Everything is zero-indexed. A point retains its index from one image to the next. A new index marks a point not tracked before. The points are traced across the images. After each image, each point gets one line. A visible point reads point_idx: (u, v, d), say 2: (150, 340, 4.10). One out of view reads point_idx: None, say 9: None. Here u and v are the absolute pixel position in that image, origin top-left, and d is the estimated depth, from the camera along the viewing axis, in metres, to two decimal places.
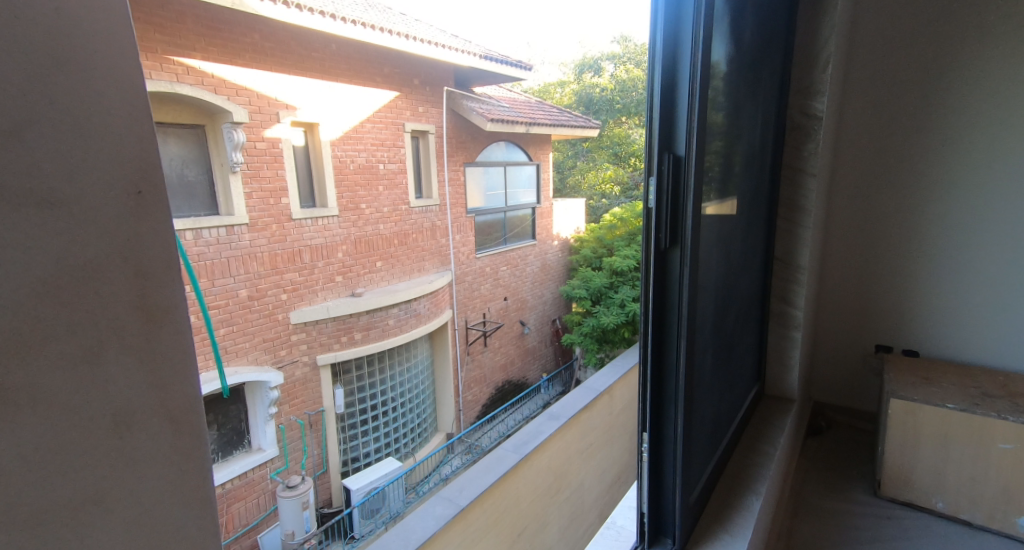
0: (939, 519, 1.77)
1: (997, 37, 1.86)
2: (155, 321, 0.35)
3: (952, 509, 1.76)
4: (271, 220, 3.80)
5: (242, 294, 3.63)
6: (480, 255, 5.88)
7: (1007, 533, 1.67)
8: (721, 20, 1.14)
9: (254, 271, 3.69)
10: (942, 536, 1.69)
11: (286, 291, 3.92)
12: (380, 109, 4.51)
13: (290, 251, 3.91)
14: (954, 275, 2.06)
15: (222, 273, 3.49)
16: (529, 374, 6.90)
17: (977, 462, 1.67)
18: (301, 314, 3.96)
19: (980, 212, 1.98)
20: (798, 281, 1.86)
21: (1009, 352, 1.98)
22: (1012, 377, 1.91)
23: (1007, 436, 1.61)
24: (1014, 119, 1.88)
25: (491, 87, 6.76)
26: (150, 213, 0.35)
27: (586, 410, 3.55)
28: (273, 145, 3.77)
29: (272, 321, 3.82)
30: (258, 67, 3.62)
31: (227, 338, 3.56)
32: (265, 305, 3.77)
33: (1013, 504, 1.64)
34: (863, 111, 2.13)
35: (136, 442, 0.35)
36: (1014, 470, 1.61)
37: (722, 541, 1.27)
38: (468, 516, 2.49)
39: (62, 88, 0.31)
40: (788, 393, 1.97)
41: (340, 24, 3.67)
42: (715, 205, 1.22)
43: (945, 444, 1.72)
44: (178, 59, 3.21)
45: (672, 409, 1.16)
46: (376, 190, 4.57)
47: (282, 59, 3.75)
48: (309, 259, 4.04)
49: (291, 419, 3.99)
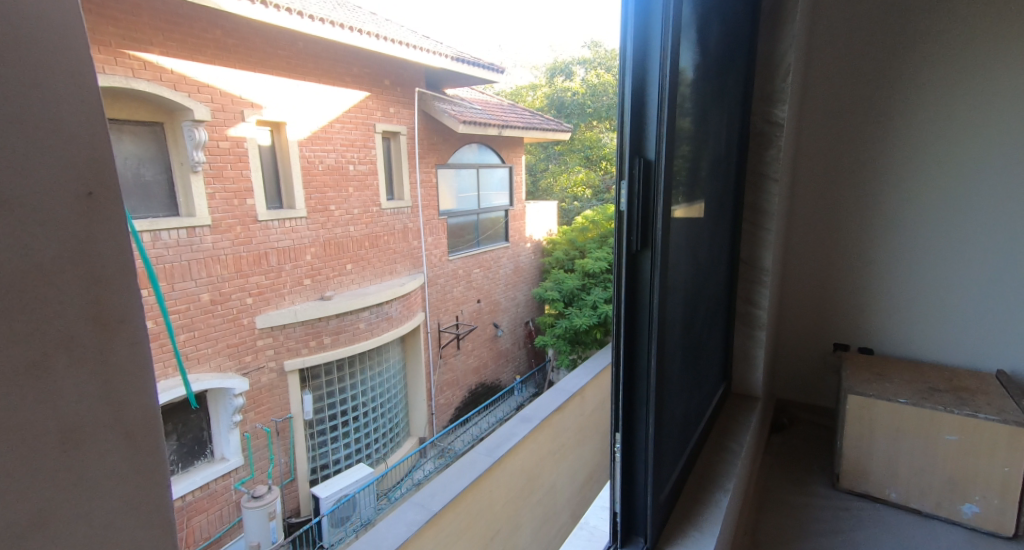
0: (893, 509, 1.85)
1: (946, 50, 1.96)
2: (110, 330, 0.33)
3: (904, 499, 1.84)
4: (235, 222, 3.69)
5: (204, 298, 3.51)
6: (453, 257, 5.85)
7: (953, 520, 1.76)
8: (688, 28, 1.17)
9: (217, 274, 3.58)
10: (895, 525, 1.76)
11: (252, 295, 3.83)
12: (350, 109, 4.45)
13: (255, 254, 3.82)
14: (909, 276, 2.15)
15: (182, 277, 3.36)
16: (502, 376, 6.88)
17: (925, 453, 1.76)
18: (267, 318, 3.87)
19: (932, 215, 2.07)
20: (762, 283, 1.91)
21: (953, 348, 2.10)
22: (956, 371, 2.01)
23: (951, 427, 1.70)
24: (961, 127, 1.98)
25: (462, 89, 6.75)
26: (104, 215, 0.33)
27: (559, 410, 3.56)
28: (237, 145, 3.67)
29: (236, 326, 3.71)
30: (220, 64, 3.53)
31: (188, 344, 3.41)
32: (228, 309, 3.66)
33: (958, 492, 1.73)
34: (822, 119, 2.21)
35: (86, 458, 0.33)
36: (959, 459, 1.70)
37: (692, 538, 1.29)
38: (440, 521, 2.47)
39: (9, 80, 0.28)
40: (753, 391, 2.02)
41: (309, 22, 3.60)
42: (683, 208, 1.25)
43: (897, 437, 1.80)
44: (134, 53, 3.10)
45: (643, 409, 1.17)
46: (346, 191, 4.50)
47: (245, 57, 3.66)
48: (275, 262, 3.95)
49: (257, 426, 3.88)
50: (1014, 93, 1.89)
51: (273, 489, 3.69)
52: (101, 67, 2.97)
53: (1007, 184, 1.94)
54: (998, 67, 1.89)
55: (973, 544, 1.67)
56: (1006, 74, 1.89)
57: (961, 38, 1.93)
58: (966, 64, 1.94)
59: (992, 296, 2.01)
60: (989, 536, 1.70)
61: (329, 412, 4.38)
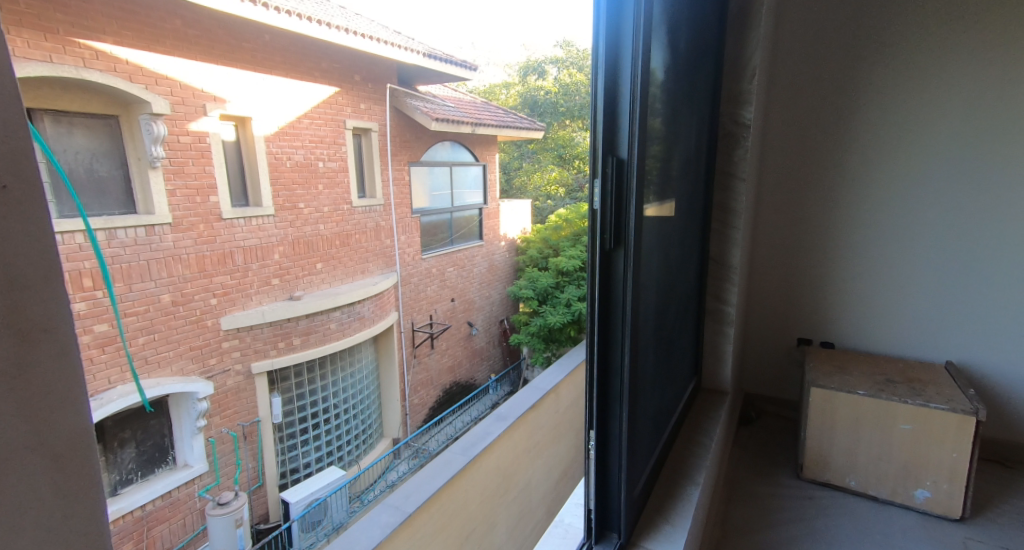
0: (853, 496, 1.91)
1: (902, 55, 2.05)
2: (31, 341, 0.29)
3: (863, 486, 1.91)
4: (198, 220, 3.57)
5: (165, 299, 3.37)
6: (426, 256, 5.81)
7: (908, 505, 1.84)
8: (658, 28, 1.18)
9: (178, 274, 3.44)
10: (855, 513, 1.83)
11: (216, 296, 3.71)
12: (318, 105, 4.38)
13: (219, 253, 3.71)
14: (869, 272, 2.23)
15: (140, 277, 3.21)
16: (477, 375, 6.86)
17: (882, 441, 1.83)
18: (233, 320, 3.76)
19: (891, 212, 2.16)
20: (730, 280, 1.94)
21: (906, 341, 2.20)
22: (911, 363, 2.10)
23: (906, 417, 1.78)
24: (917, 128, 2.07)
25: (435, 86, 6.70)
26: (17, 210, 0.28)
27: (533, 408, 3.56)
28: (199, 140, 3.56)
29: (200, 328, 3.59)
30: (180, 55, 3.40)
31: (147, 347, 3.28)
32: (191, 311, 3.52)
33: (912, 478, 1.81)
34: (786, 120, 2.27)
35: (6, 487, 0.29)
36: (913, 447, 1.78)
37: (665, 532, 1.31)
38: (415, 522, 2.45)
39: None
40: (723, 385, 2.06)
41: (276, 15, 3.49)
42: (654, 206, 1.26)
43: (857, 426, 1.86)
44: (85, 42, 2.92)
45: (618, 406, 1.18)
46: (315, 189, 4.42)
47: (207, 48, 3.56)
48: (241, 261, 3.85)
49: (223, 431, 3.77)
50: (962, 97, 1.99)
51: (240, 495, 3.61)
52: (49, 56, 2.78)
53: (959, 182, 2.04)
54: (951, 71, 1.99)
55: (926, 527, 1.75)
56: (957, 77, 1.99)
57: (916, 42, 2.02)
58: (921, 68, 2.03)
59: (946, 290, 2.11)
60: (941, 519, 1.78)
61: (299, 414, 4.29)
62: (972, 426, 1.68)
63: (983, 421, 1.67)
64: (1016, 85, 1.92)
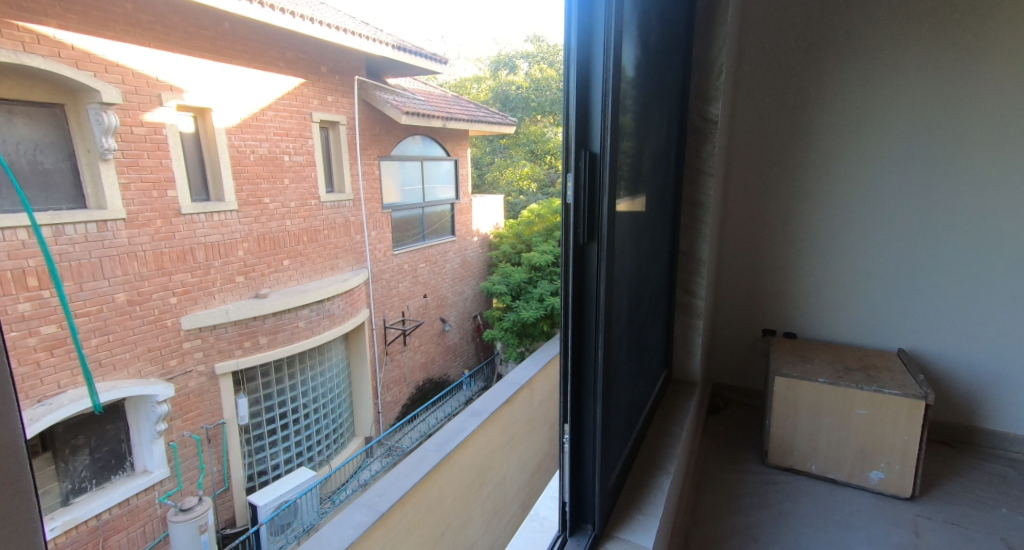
0: (814, 480, 1.98)
1: (857, 55, 2.14)
2: None
3: (823, 470, 1.98)
4: (155, 216, 3.43)
5: (119, 299, 3.20)
6: (398, 252, 5.75)
7: (863, 486, 1.92)
8: (629, 25, 1.19)
9: (134, 272, 3.26)
10: (816, 496, 1.90)
11: (176, 294, 3.62)
12: (283, 97, 4.29)
13: (178, 250, 3.58)
14: (830, 264, 2.31)
15: (92, 275, 2.95)
16: (450, 372, 6.84)
17: (840, 426, 1.91)
18: (194, 319, 3.67)
19: (851, 206, 2.25)
20: (699, 273, 1.98)
21: (860, 330, 2.30)
22: (867, 351, 2.19)
23: (862, 402, 1.86)
24: (875, 124, 2.17)
25: (404, 79, 6.63)
26: None
27: (507, 403, 3.56)
28: (155, 131, 3.35)
29: (158, 328, 3.45)
30: (132, 41, 3.26)
31: (101, 348, 3.07)
32: (149, 311, 3.33)
33: (868, 460, 1.89)
34: (751, 116, 2.34)
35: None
36: (868, 430, 1.86)
37: (638, 521, 1.33)
38: (388, 521, 2.43)
39: None
40: (692, 376, 2.10)
41: (254, 8, 3.43)
42: (626, 202, 1.27)
43: (818, 412, 1.93)
44: (24, 25, 2.59)
45: (592, 399, 1.19)
46: (281, 183, 4.33)
47: (162, 35, 3.41)
48: (202, 258, 3.75)
49: (185, 434, 3.62)
50: (913, 95, 2.10)
51: (203, 502, 3.43)
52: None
53: (914, 176, 2.14)
54: (904, 69, 2.10)
55: (881, 508, 1.83)
56: (910, 76, 2.09)
57: (873, 43, 2.12)
58: (877, 67, 2.13)
59: (901, 281, 2.22)
60: (894, 499, 1.87)
61: (267, 416, 4.19)
62: (921, 410, 1.78)
63: (932, 404, 1.77)
64: (962, 85, 2.04)
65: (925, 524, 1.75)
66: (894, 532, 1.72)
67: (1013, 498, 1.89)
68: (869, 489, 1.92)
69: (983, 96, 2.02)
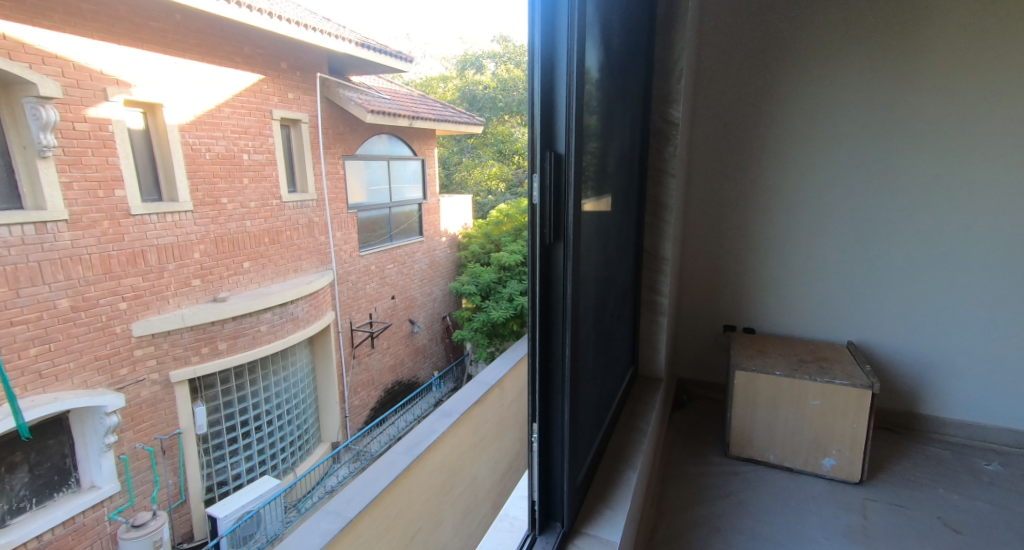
0: (772, 469, 2.05)
1: (809, 60, 2.22)
2: None
3: (780, 459, 2.04)
4: (102, 217, 3.02)
5: (63, 304, 2.73)
6: (364, 253, 5.68)
7: (817, 473, 1.99)
8: (592, 27, 1.19)
9: (78, 276, 2.85)
10: (774, 485, 1.96)
11: (127, 299, 3.23)
12: (241, 93, 4.19)
13: (129, 252, 3.24)
14: (788, 261, 2.39)
15: (30, 279, 2.54)
16: (419, 373, 6.77)
17: (795, 416, 1.97)
18: (146, 325, 3.34)
19: (806, 205, 2.32)
20: (664, 272, 2.01)
21: (814, 323, 2.39)
22: (821, 344, 2.28)
23: (814, 393, 1.93)
24: (827, 126, 2.25)
25: (369, 77, 6.52)
26: None
27: (478, 404, 3.54)
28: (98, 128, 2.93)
29: (107, 335, 3.08)
30: (69, 31, 2.83)
31: (42, 358, 2.56)
32: (96, 317, 2.97)
33: (821, 448, 1.97)
34: (710, 118, 2.40)
35: None
36: (822, 420, 1.94)
37: (606, 517, 1.35)
38: (357, 527, 2.39)
39: None
40: (658, 373, 2.13)
41: (231, 8, 3.41)
42: (591, 202, 1.28)
43: (775, 404, 1.99)
44: None
45: (560, 398, 1.20)
46: (240, 182, 4.20)
47: (109, 26, 3.17)
48: (155, 262, 3.47)
49: (137, 446, 3.36)
50: (860, 98, 2.19)
51: (157, 517, 3.41)
52: None
53: (863, 176, 2.23)
54: (850, 76, 2.19)
55: (832, 493, 1.91)
56: (857, 81, 2.18)
57: (823, 49, 2.20)
58: (827, 72, 2.21)
59: (852, 276, 2.31)
60: (844, 484, 1.95)
61: (227, 424, 4.05)
62: (868, 399, 1.86)
63: (878, 393, 1.86)
64: (904, 90, 2.14)
65: (873, 507, 1.84)
66: (845, 515, 1.80)
67: (952, 480, 1.99)
68: (823, 476, 1.99)
69: (925, 100, 2.13)
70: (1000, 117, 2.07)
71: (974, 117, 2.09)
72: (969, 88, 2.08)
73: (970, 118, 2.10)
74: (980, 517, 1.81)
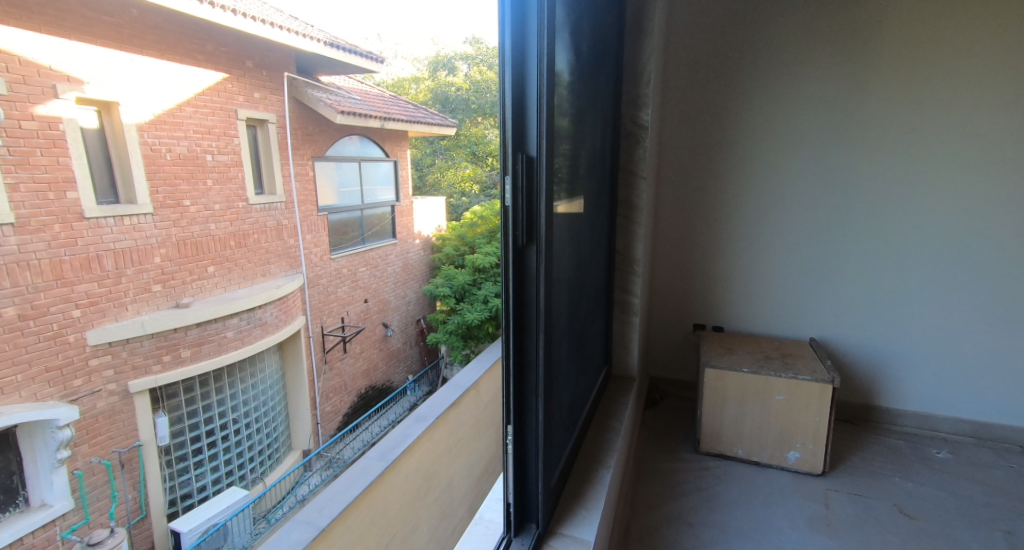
0: (740, 463, 2.08)
1: (771, 64, 2.28)
2: None
3: (748, 453, 2.08)
4: (53, 220, 2.70)
5: (9, 313, 2.60)
6: (335, 255, 5.62)
7: (783, 467, 2.04)
8: (562, 29, 1.20)
9: (25, 283, 2.72)
10: (741, 478, 2.00)
11: (80, 307, 3.04)
12: (203, 92, 4.09)
13: (83, 257, 3.00)
14: (755, 260, 2.44)
15: None
16: (393, 377, 6.69)
17: (762, 412, 2.02)
18: (101, 333, 3.16)
19: (773, 205, 2.38)
20: (635, 272, 2.03)
21: (776, 321, 2.45)
22: (786, 341, 2.34)
23: (780, 389, 1.98)
24: (791, 129, 2.31)
25: (339, 77, 6.43)
26: None
27: (453, 407, 3.50)
28: (48, 127, 2.53)
29: (59, 344, 2.91)
30: (17, 24, 2.52)
31: None
32: (46, 325, 2.81)
33: (786, 441, 2.02)
34: (678, 120, 2.44)
35: None
36: (786, 414, 1.99)
37: (581, 516, 1.35)
38: (329, 536, 2.35)
39: None
40: (630, 372, 2.15)
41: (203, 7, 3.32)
42: (564, 204, 1.28)
43: (744, 400, 2.03)
44: None
45: (535, 399, 1.19)
46: (204, 184, 4.06)
47: (57, 19, 2.84)
48: (111, 267, 3.24)
49: (92, 460, 3.12)
50: (821, 101, 2.26)
51: (116, 534, 3.32)
52: None
53: (825, 178, 2.30)
54: (811, 81, 2.25)
55: (797, 484, 1.96)
56: (817, 86, 2.25)
57: (786, 54, 2.26)
58: (788, 77, 2.27)
59: (814, 274, 2.38)
60: (808, 476, 2.00)
61: (191, 434, 3.88)
62: (829, 393, 1.92)
63: (838, 387, 1.91)
64: (860, 94, 2.22)
65: (834, 497, 1.89)
66: (808, 506, 1.85)
67: (907, 469, 2.06)
68: (791, 470, 2.03)
69: (881, 103, 2.20)
70: (954, 119, 2.15)
71: (927, 120, 2.18)
72: (924, 91, 2.16)
73: (926, 121, 2.18)
74: (933, 504, 1.88)
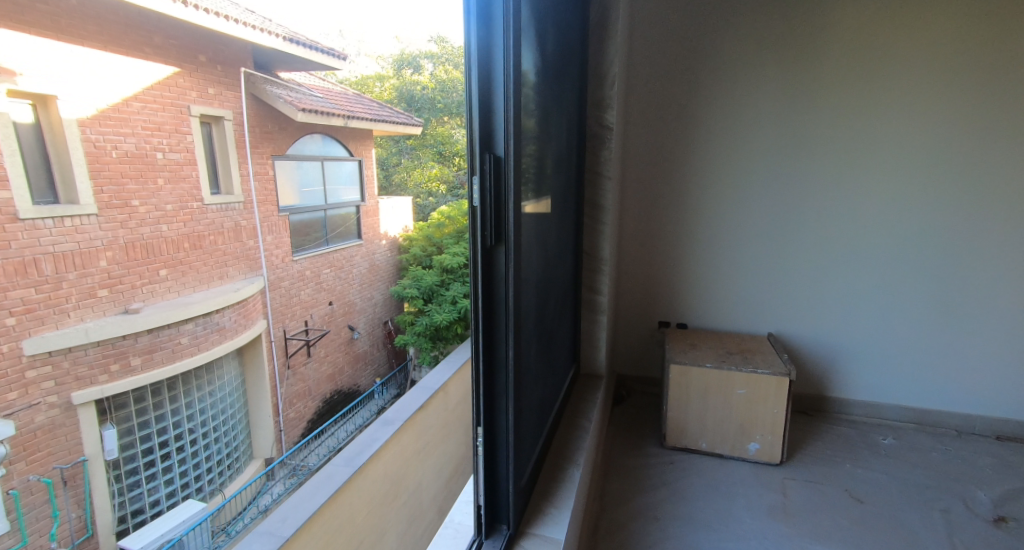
0: (704, 456, 2.12)
1: (730, 67, 2.34)
2: None
3: (712, 446, 2.12)
4: None
5: None
6: (297, 258, 5.58)
7: (745, 458, 2.09)
8: (527, 30, 1.19)
9: None
10: (704, 470, 2.04)
11: (14, 315, 2.52)
12: (153, 86, 3.81)
13: (16, 262, 2.50)
14: (717, 258, 2.50)
15: None
16: (360, 381, 6.61)
17: (724, 405, 2.06)
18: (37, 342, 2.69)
19: (734, 204, 2.44)
20: (602, 271, 2.05)
21: (736, 316, 2.52)
22: (745, 337, 2.40)
23: (741, 382, 2.03)
24: (749, 132, 2.37)
25: (299, 73, 6.29)
26: None
27: (422, 410, 3.46)
28: None
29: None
30: None
31: None
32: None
33: (747, 433, 2.07)
34: (641, 121, 2.48)
35: None
36: (747, 407, 2.04)
37: (551, 515, 1.35)
38: (293, 546, 2.29)
39: None
40: (598, 369, 2.17)
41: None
42: (531, 204, 1.28)
43: (707, 394, 2.07)
44: None
45: (504, 399, 1.19)
46: (153, 184, 3.80)
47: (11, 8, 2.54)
48: (52, 272, 2.81)
49: (30, 478, 2.56)
50: (777, 104, 2.33)
51: None
52: None
53: (781, 178, 2.37)
54: (768, 85, 2.32)
55: (757, 475, 2.01)
56: (774, 90, 2.32)
57: (743, 57, 2.32)
58: (747, 81, 2.34)
59: (773, 271, 2.45)
60: (767, 466, 2.06)
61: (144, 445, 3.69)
62: (787, 385, 1.98)
63: (795, 380, 1.98)
64: (814, 99, 2.29)
65: (792, 485, 1.95)
66: (767, 495, 1.90)
67: (859, 456, 2.15)
68: (752, 462, 2.08)
69: (834, 107, 2.28)
70: (902, 122, 2.24)
71: (876, 123, 2.26)
72: (875, 94, 2.24)
73: (876, 124, 2.26)
74: (881, 487, 1.96)
